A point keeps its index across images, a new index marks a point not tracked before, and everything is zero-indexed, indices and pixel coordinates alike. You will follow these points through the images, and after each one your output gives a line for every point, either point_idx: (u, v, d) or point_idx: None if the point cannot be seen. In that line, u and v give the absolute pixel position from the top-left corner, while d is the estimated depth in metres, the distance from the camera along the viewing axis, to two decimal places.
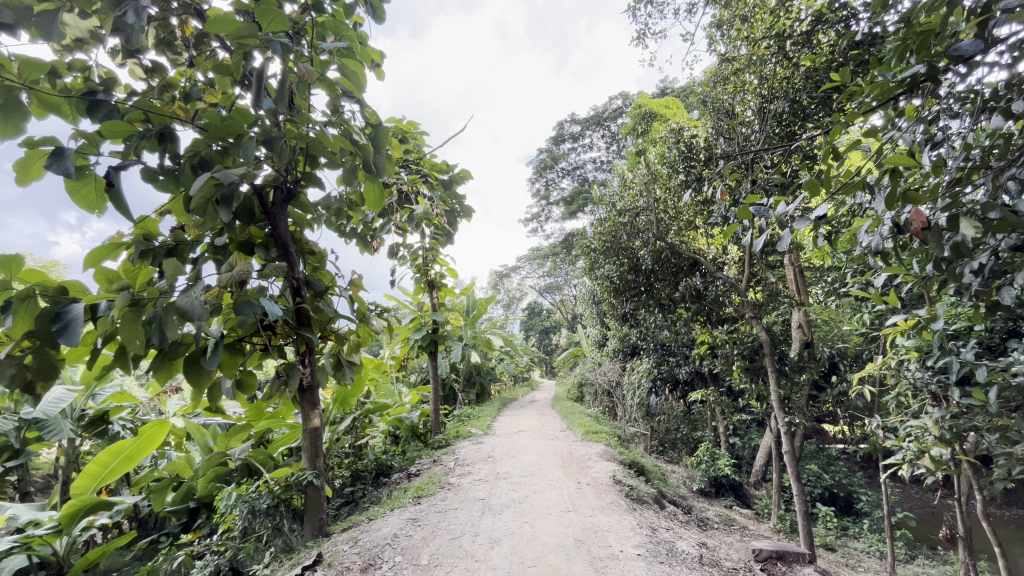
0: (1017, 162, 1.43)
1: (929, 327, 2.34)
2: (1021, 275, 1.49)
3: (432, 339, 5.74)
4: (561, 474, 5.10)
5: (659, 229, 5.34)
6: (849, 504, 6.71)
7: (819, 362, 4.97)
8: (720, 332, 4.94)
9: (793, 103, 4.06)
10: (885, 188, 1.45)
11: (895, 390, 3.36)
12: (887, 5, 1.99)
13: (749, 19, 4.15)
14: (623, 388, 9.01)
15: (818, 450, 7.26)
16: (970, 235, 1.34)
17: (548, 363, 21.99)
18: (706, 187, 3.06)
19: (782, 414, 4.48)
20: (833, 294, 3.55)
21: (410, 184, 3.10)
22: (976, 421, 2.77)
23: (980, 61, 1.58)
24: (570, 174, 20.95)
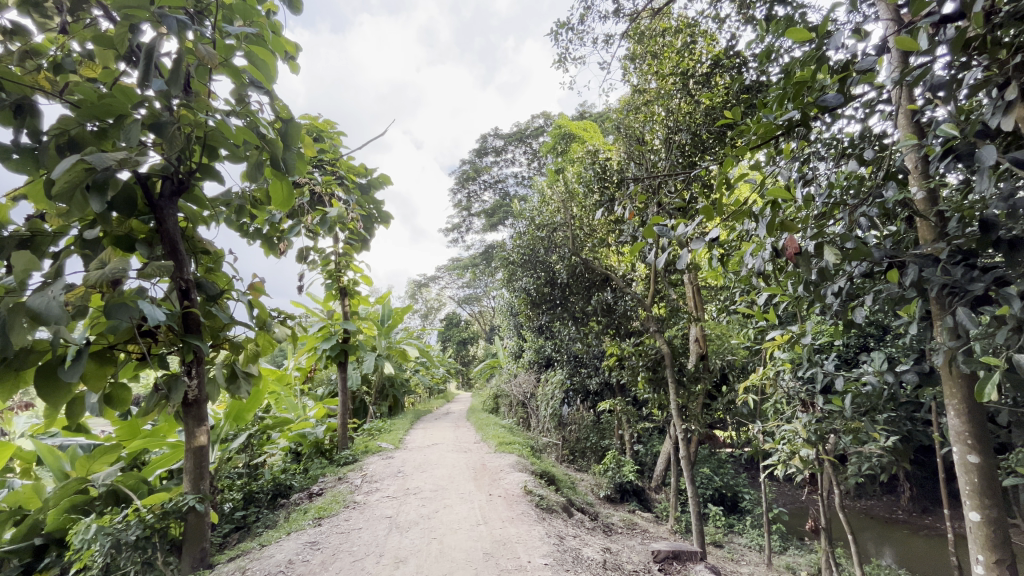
0: (866, 201, 1.69)
1: (799, 342, 2.65)
2: (869, 299, 1.75)
3: (342, 349, 5.45)
4: (473, 487, 5.05)
5: (575, 245, 5.57)
6: (735, 504, 7.36)
7: (712, 373, 5.41)
8: (628, 345, 5.22)
9: (694, 136, 4.45)
10: (765, 217, 1.62)
11: (773, 398, 3.74)
12: (771, 55, 2.25)
13: (659, 56, 4.51)
14: (536, 399, 9.17)
15: (710, 454, 7.90)
16: (831, 262, 1.54)
17: (466, 374, 21.83)
18: (617, 207, 3.24)
19: (678, 422, 4.83)
20: (725, 310, 3.90)
21: (323, 185, 2.94)
22: (834, 425, 3.17)
23: (843, 111, 1.83)
24: (492, 187, 21.23)
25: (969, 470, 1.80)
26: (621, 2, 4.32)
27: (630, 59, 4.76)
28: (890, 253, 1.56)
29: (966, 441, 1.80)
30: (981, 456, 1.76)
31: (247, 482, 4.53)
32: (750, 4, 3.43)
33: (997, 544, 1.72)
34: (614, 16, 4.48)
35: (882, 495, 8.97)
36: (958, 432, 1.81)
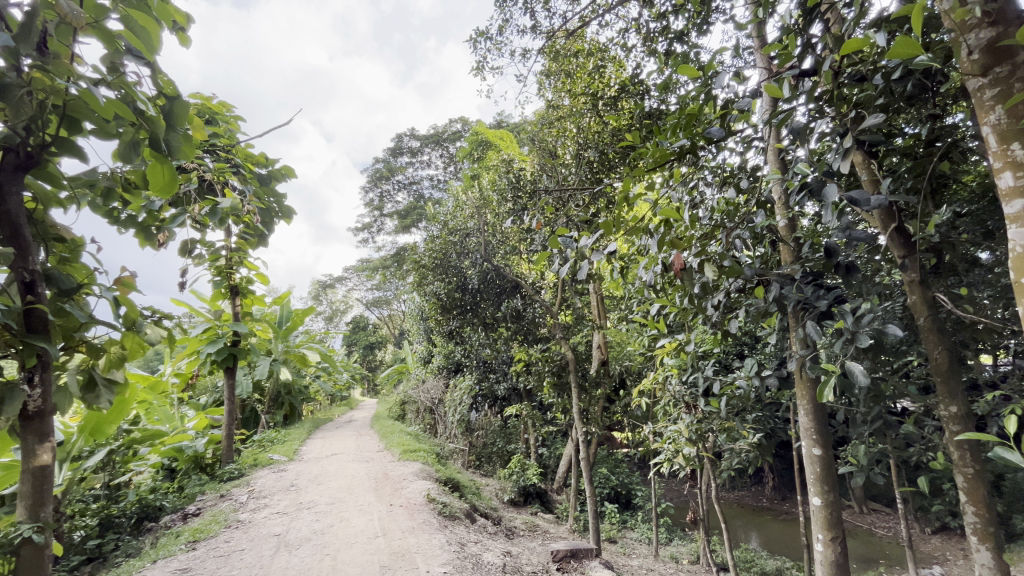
0: (740, 225, 1.90)
1: (685, 349, 2.91)
2: (741, 311, 1.97)
3: (231, 353, 4.98)
4: (373, 498, 4.85)
5: (487, 252, 5.62)
6: (628, 500, 7.83)
7: (613, 378, 5.75)
8: (535, 351, 5.38)
9: (601, 154, 4.74)
10: (656, 235, 1.77)
11: (662, 401, 4.07)
12: (668, 87, 2.47)
13: (572, 75, 4.73)
14: (444, 405, 9.09)
15: (608, 454, 8.35)
16: (710, 277, 1.72)
17: (372, 380, 21.00)
18: (527, 216, 3.33)
19: (580, 425, 5.06)
20: (624, 318, 4.17)
21: (215, 173, 2.67)
22: (711, 424, 3.52)
23: (731, 144, 2.03)
24: (406, 188, 20.77)
25: (814, 461, 2.10)
26: (538, 19, 4.45)
27: (545, 75, 4.96)
28: (758, 272, 1.78)
29: (812, 436, 2.09)
30: (823, 449, 2.07)
31: (105, 506, 3.98)
32: (653, 38, 3.73)
33: (833, 524, 2.01)
34: (531, 31, 4.62)
35: (752, 486, 10.11)
36: (806, 429, 2.10)
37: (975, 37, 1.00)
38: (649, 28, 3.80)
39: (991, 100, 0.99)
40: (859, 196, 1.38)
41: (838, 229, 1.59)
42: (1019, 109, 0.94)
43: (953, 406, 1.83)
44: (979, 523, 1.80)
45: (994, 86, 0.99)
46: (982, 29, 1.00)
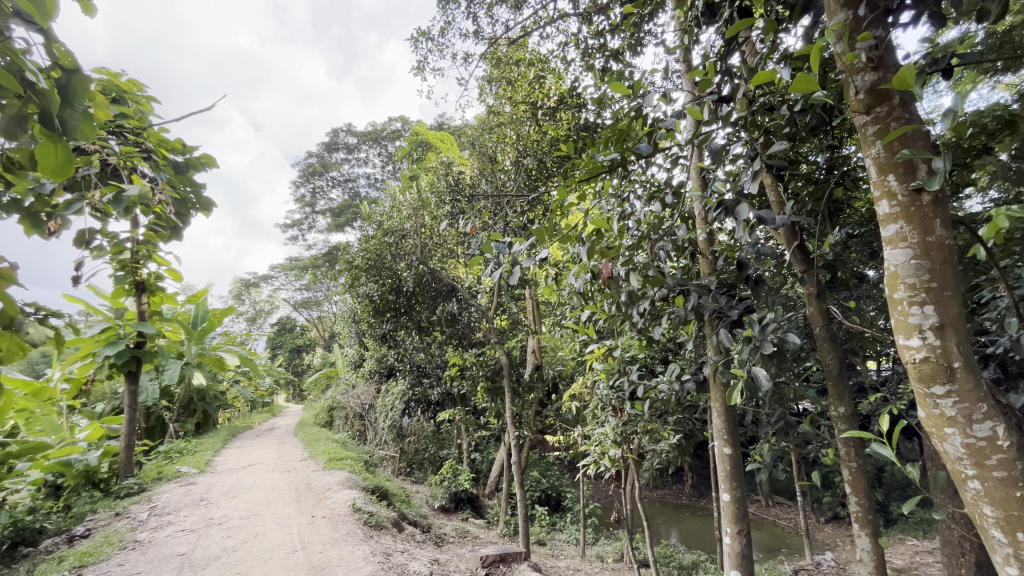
0: (664, 237, 2.00)
1: (612, 354, 3.02)
2: (664, 319, 2.08)
3: (134, 357, 4.50)
4: (293, 510, 4.57)
5: (423, 253, 5.46)
6: (558, 502, 7.99)
7: (545, 382, 5.86)
8: (470, 355, 5.37)
9: (539, 162, 4.85)
10: (587, 243, 1.81)
11: (591, 405, 4.19)
12: (602, 101, 2.56)
13: (514, 83, 4.80)
14: (375, 411, 8.81)
15: (540, 458, 8.47)
16: (635, 286, 1.80)
17: (298, 385, 19.90)
18: (463, 220, 3.32)
19: (512, 428, 5.10)
20: (557, 324, 4.27)
21: (122, 157, 2.43)
22: (635, 426, 3.68)
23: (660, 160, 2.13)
24: (341, 185, 20.01)
25: (724, 459, 2.25)
26: (481, 25, 4.47)
27: (486, 80, 5.00)
28: (679, 282, 1.88)
29: (723, 436, 2.25)
30: (732, 447, 2.23)
31: None
32: (591, 54, 3.86)
33: (739, 517, 2.17)
34: (473, 36, 4.63)
35: (672, 485, 10.67)
36: (719, 429, 2.26)
37: (861, 79, 1.12)
38: (587, 44, 3.93)
39: (872, 135, 1.12)
40: (766, 215, 1.51)
41: (749, 245, 1.72)
42: (896, 145, 1.07)
43: (841, 406, 2.04)
44: (861, 511, 2.01)
45: (875, 123, 1.12)
46: (866, 73, 1.12)
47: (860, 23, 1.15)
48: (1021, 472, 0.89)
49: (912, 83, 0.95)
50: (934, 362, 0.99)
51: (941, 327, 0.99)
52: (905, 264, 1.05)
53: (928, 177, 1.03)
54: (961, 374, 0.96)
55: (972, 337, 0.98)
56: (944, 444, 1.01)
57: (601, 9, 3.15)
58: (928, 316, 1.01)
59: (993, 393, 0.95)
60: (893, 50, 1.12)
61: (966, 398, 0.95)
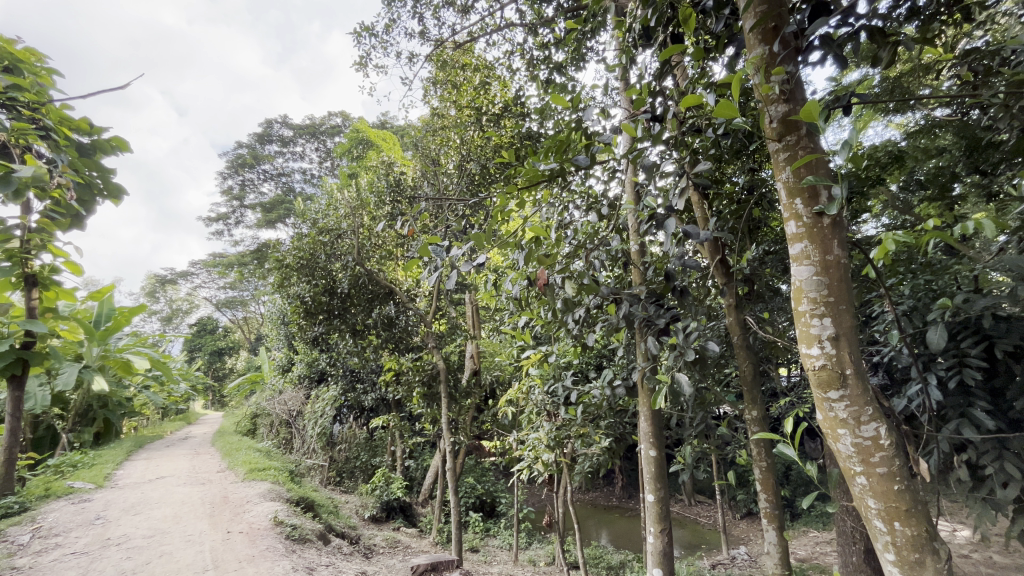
0: (599, 247, 2.07)
1: (547, 360, 3.07)
2: (598, 326, 2.14)
3: (19, 359, 3.96)
4: (205, 526, 4.23)
5: (360, 254, 5.25)
6: (492, 508, 7.98)
7: (482, 388, 5.84)
8: (406, 360, 5.26)
9: (482, 168, 4.87)
10: (524, 249, 1.82)
11: (526, 410, 4.23)
12: (545, 112, 2.61)
13: (458, 87, 4.80)
14: (303, 418, 8.40)
15: (475, 464, 8.44)
16: (569, 293, 1.84)
17: (218, 391, 18.51)
18: (401, 222, 3.24)
19: (447, 431, 5.29)
20: (495, 329, 4.28)
21: (13, 133, 2.15)
22: (568, 431, 3.76)
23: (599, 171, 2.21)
24: (274, 179, 18.98)
25: (649, 461, 2.36)
26: (427, 26, 4.44)
27: (431, 82, 4.96)
28: (612, 291, 1.94)
29: (650, 439, 2.35)
30: (658, 450, 2.33)
31: None
32: (535, 65, 3.95)
33: (662, 517, 2.28)
34: (419, 36, 4.56)
35: (603, 487, 10.99)
36: (646, 433, 2.35)
37: (774, 109, 1.22)
38: (532, 55, 4.01)
39: (783, 161, 1.23)
40: (692, 230, 1.60)
41: (676, 257, 1.82)
42: (803, 172, 1.18)
43: (754, 410, 2.19)
44: (769, 507, 2.16)
45: (786, 151, 1.22)
46: (779, 104, 1.23)
47: (774, 58, 1.25)
48: (898, 468, 1.01)
49: (816, 118, 1.05)
50: (831, 369, 1.09)
51: (837, 338, 1.10)
52: (809, 280, 1.15)
53: (827, 202, 1.14)
54: (852, 380, 1.07)
55: (861, 348, 1.10)
56: (837, 444, 1.11)
57: (546, 22, 3.23)
58: (826, 327, 1.11)
59: (877, 397, 1.07)
60: (802, 86, 1.23)
61: (856, 402, 1.06)
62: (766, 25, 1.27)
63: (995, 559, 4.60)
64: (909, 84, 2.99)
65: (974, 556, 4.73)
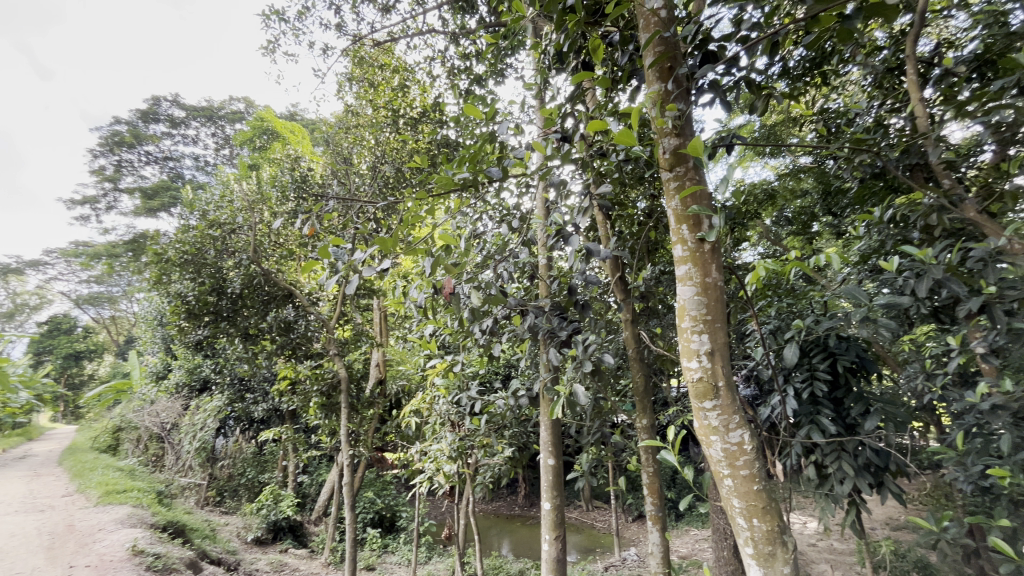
0: (508, 259, 2.09)
1: (453, 369, 3.04)
2: (503, 337, 2.17)
3: None
4: (40, 561, 3.59)
5: (256, 252, 4.85)
6: (392, 523, 7.68)
7: (387, 398, 5.64)
8: (304, 368, 4.95)
9: (397, 171, 4.78)
10: (432, 257, 1.79)
11: (429, 420, 4.15)
12: (461, 120, 2.62)
13: (376, 86, 4.69)
14: (178, 431, 7.51)
15: (376, 477, 8.09)
16: (475, 303, 1.83)
17: (71, 402, 15.91)
18: (298, 221, 3.06)
19: (346, 447, 4.85)
20: (402, 336, 4.16)
21: None
22: (471, 441, 3.76)
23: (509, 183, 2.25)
24: (159, 163, 16.95)
25: (548, 469, 2.42)
26: (344, 19, 4.28)
27: (347, 78, 4.78)
28: (519, 302, 1.98)
29: (549, 448, 2.42)
30: (556, 459, 2.40)
31: None
32: (456, 74, 3.95)
33: (557, 525, 2.34)
34: (336, 29, 4.38)
35: (507, 496, 11.09)
36: (546, 442, 2.41)
37: (667, 142, 1.34)
38: (453, 63, 4.01)
39: (673, 190, 1.34)
40: (593, 247, 1.69)
41: (579, 272, 1.90)
42: (689, 201, 1.30)
43: (645, 419, 2.34)
44: (655, 510, 2.32)
45: (676, 180, 1.34)
46: (672, 137, 1.34)
47: (668, 95, 1.37)
48: (758, 470, 1.13)
49: (701, 153, 1.16)
50: (707, 381, 1.20)
51: (712, 353, 1.21)
52: (691, 300, 1.27)
53: (709, 230, 1.27)
54: (724, 391, 1.19)
55: (731, 362, 1.22)
56: (709, 449, 1.23)
57: (468, 33, 3.25)
58: (704, 343, 1.22)
59: (743, 406, 1.20)
60: (690, 123, 1.36)
61: (726, 412, 1.18)
62: (663, 65, 1.39)
63: (835, 546, 5.33)
64: (782, 133, 3.43)
65: (819, 544, 5.45)
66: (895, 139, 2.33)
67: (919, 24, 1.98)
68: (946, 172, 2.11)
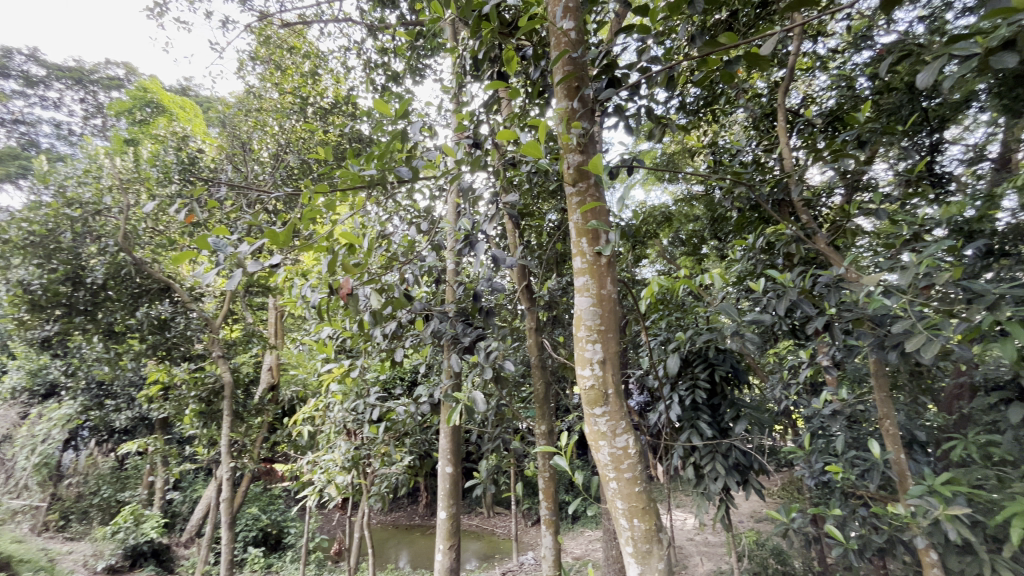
0: (413, 261, 2.04)
1: (351, 375, 2.90)
2: (405, 341, 2.10)
3: None
4: None
5: (127, 238, 4.26)
6: (278, 541, 7.08)
7: (278, 405, 5.23)
8: (180, 371, 4.43)
9: (302, 161, 4.48)
10: (330, 255, 1.68)
11: (324, 429, 3.91)
12: (373, 115, 2.52)
13: (282, 69, 4.49)
14: (11, 445, 6.32)
15: (262, 491, 7.44)
16: (375, 305, 1.75)
17: None
18: (177, 207, 2.74)
19: (227, 459, 4.39)
20: (298, 339, 3.89)
21: None
22: (368, 450, 3.60)
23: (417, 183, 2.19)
24: (6, 126, 14.31)
25: (445, 477, 2.38)
26: None
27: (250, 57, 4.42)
28: (423, 307, 1.94)
29: (448, 456, 2.38)
30: (454, 466, 2.38)
31: None
32: (372, 67, 3.81)
33: (452, 533, 2.31)
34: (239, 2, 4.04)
35: (408, 506, 10.77)
36: (444, 450, 2.38)
37: (571, 157, 1.39)
38: (369, 56, 3.87)
39: (575, 205, 1.40)
40: (499, 255, 1.70)
41: (485, 279, 1.90)
42: (589, 216, 1.36)
43: (544, 425, 2.40)
44: (549, 514, 2.38)
45: (578, 196, 1.40)
46: (576, 154, 1.40)
47: (575, 112, 1.42)
48: (639, 472, 1.21)
49: (602, 172, 1.21)
50: (597, 389, 1.26)
51: (604, 362, 1.27)
52: (587, 310, 1.32)
53: (605, 245, 1.34)
54: (612, 398, 1.25)
55: (620, 371, 1.30)
56: (597, 455, 1.28)
57: (386, 27, 3.15)
58: (596, 352, 1.28)
59: (628, 413, 1.27)
60: (593, 142, 1.43)
61: (614, 417, 1.24)
62: (571, 83, 1.45)
63: (709, 539, 5.86)
64: (678, 161, 3.76)
65: (697, 538, 5.96)
66: (767, 176, 2.64)
67: (789, 78, 2.28)
68: (804, 208, 2.44)
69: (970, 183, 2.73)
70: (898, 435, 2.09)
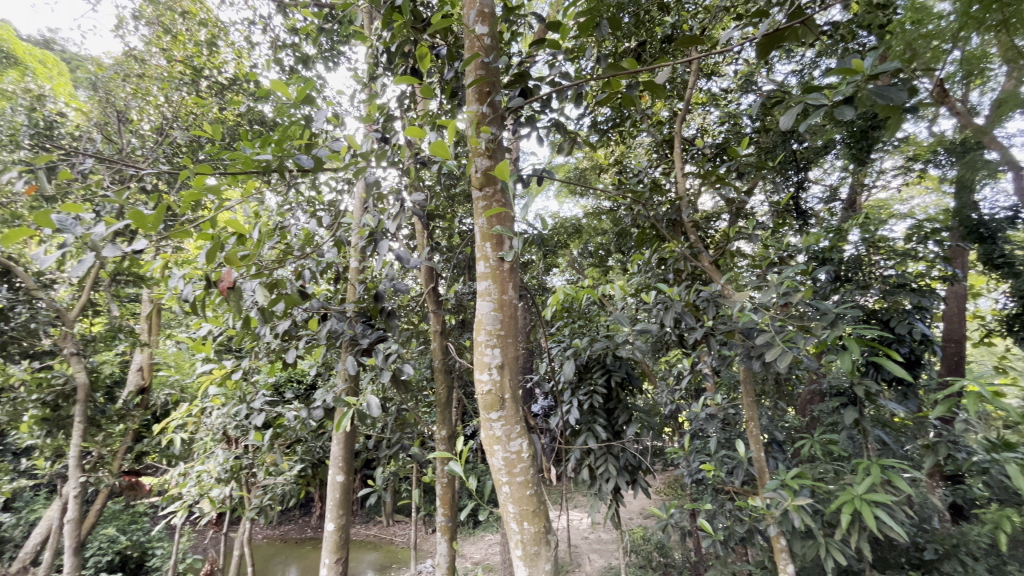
0: (310, 256, 1.90)
1: (234, 377, 2.64)
2: (297, 341, 1.95)
3: None
4: None
5: None
6: (140, 565, 6.24)
7: (147, 410, 4.63)
8: (18, 371, 3.75)
9: (191, 138, 4.04)
10: (210, 243, 1.50)
11: (200, 437, 3.52)
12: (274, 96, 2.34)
13: (172, 35, 4.07)
14: None
15: (121, 509, 6.51)
16: (262, 301, 1.60)
17: None
18: (20, 177, 2.33)
19: (75, 474, 3.79)
20: (174, 336, 3.48)
21: None
22: (251, 459, 3.31)
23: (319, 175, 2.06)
24: None
25: (335, 486, 2.26)
26: None
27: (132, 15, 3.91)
28: (318, 304, 1.81)
29: (339, 464, 2.26)
30: (345, 475, 2.26)
31: None
32: (279, 46, 3.55)
33: (340, 546, 2.19)
34: None
35: (299, 518, 10.07)
36: (336, 458, 2.25)
37: (479, 161, 1.39)
38: (277, 34, 3.62)
39: (481, 209, 1.40)
40: (402, 255, 1.65)
41: (387, 279, 1.83)
42: (494, 221, 1.37)
43: (443, 430, 2.36)
44: (445, 521, 2.34)
45: (484, 201, 1.40)
46: (483, 158, 1.40)
47: (485, 117, 1.42)
48: (531, 475, 1.23)
49: (508, 178, 1.22)
50: (494, 393, 1.27)
51: (501, 366, 1.29)
52: (488, 315, 1.33)
53: (508, 251, 1.35)
54: (509, 403, 1.27)
55: (517, 376, 1.32)
56: (491, 459, 1.28)
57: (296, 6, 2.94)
58: (495, 356, 1.29)
59: (524, 417, 1.29)
60: (501, 148, 1.44)
61: (509, 422, 1.26)
62: (482, 88, 1.45)
63: (602, 536, 6.17)
64: (587, 176, 3.94)
65: (590, 536, 6.24)
66: (664, 197, 2.86)
67: (685, 109, 2.49)
68: (693, 229, 2.67)
69: (826, 217, 3.18)
70: (760, 436, 2.34)
